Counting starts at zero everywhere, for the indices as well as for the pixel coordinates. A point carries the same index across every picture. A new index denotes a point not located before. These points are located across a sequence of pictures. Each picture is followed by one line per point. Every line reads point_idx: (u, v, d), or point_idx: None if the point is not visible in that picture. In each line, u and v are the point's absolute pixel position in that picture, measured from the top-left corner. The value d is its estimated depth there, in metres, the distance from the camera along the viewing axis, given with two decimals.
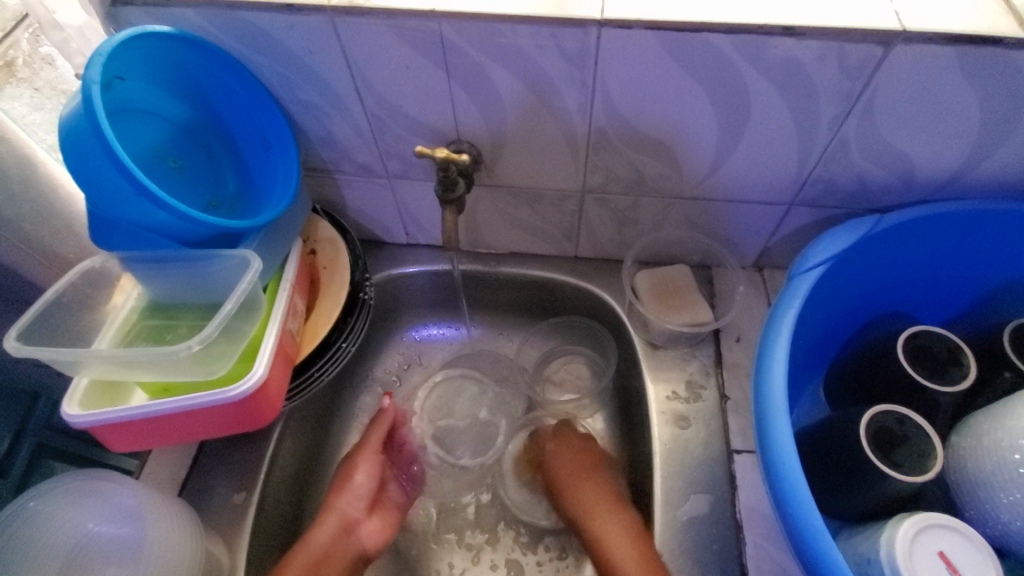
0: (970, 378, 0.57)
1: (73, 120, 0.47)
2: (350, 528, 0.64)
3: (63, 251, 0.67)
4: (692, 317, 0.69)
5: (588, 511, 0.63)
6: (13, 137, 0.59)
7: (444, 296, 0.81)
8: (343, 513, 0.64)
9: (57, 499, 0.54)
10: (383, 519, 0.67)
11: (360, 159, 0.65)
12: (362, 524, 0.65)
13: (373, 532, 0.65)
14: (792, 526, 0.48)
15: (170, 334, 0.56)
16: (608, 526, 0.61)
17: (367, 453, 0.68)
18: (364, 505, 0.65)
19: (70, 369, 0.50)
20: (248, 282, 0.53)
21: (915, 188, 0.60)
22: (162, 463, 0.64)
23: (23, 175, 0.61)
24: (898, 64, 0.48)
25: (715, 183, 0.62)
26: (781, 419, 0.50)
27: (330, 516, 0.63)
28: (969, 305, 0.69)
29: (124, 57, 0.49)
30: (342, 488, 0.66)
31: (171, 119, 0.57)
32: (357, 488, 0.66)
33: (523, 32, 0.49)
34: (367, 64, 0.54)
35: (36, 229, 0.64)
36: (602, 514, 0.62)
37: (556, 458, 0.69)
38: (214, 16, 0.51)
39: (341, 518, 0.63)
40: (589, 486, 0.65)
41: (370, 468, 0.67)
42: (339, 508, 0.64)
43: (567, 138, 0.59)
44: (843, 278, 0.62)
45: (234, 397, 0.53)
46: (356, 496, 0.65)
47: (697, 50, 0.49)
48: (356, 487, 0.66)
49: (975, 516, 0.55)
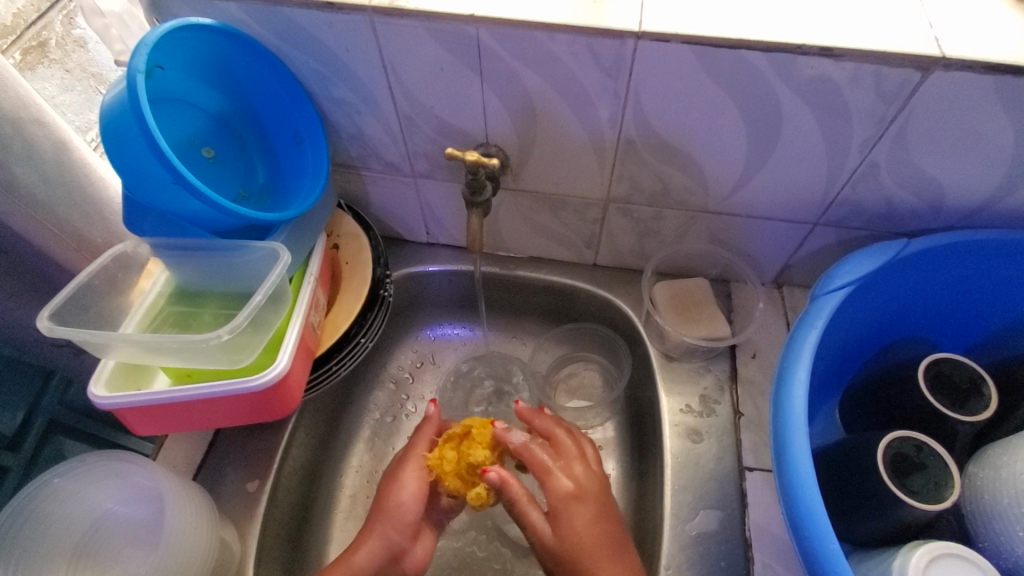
0: (991, 409, 0.57)
1: (117, 106, 0.48)
2: (395, 557, 0.62)
3: (91, 235, 0.68)
4: (709, 331, 0.69)
5: (585, 529, 0.59)
6: (49, 120, 0.59)
7: (461, 296, 0.81)
8: (389, 541, 0.61)
9: (31, 520, 0.53)
10: (426, 543, 0.64)
11: (388, 157, 0.66)
12: (412, 545, 0.63)
13: (418, 558, 0.63)
14: (807, 547, 0.47)
15: (196, 321, 0.57)
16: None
17: (413, 469, 0.64)
18: (409, 533, 0.62)
19: (99, 351, 0.51)
20: (277, 274, 0.54)
21: (943, 214, 0.60)
22: (179, 447, 0.65)
23: (58, 159, 0.61)
24: (933, 90, 0.48)
25: (739, 199, 0.62)
26: (800, 439, 0.50)
27: (374, 541, 0.61)
28: (989, 335, 0.68)
29: (166, 47, 0.50)
30: (388, 510, 0.62)
31: (206, 109, 0.57)
32: (403, 515, 0.62)
33: (560, 40, 0.50)
34: (403, 65, 0.55)
35: (67, 212, 0.64)
36: (610, 547, 0.58)
37: (547, 475, 0.62)
38: (257, 11, 0.52)
39: (385, 544, 0.61)
40: (586, 510, 0.60)
41: (417, 488, 0.63)
42: (383, 535, 0.61)
43: (595, 147, 0.59)
44: (865, 301, 0.61)
45: (256, 387, 0.53)
46: (401, 523, 0.62)
47: (734, 67, 0.49)
48: (398, 515, 0.62)
49: (989, 547, 0.55)
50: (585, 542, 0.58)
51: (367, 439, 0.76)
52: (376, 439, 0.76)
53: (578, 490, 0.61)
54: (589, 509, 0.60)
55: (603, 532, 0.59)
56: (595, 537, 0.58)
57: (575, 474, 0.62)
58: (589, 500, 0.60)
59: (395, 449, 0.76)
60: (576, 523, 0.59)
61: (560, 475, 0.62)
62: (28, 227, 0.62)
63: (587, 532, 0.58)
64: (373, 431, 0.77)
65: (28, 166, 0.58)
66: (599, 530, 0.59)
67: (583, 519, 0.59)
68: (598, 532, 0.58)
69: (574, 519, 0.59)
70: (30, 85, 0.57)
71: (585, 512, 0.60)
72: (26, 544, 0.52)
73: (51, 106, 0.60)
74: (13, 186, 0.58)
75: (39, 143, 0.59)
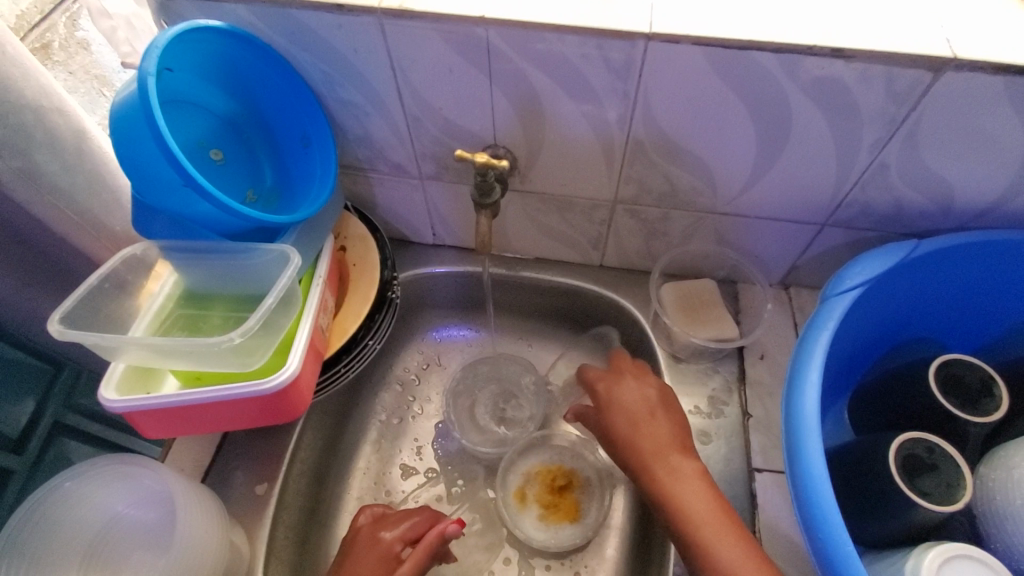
0: (1002, 409, 0.57)
1: (128, 108, 0.48)
2: None
3: (110, 224, 0.68)
4: (718, 333, 0.69)
5: (643, 430, 0.58)
6: (69, 110, 0.59)
7: (467, 297, 0.82)
8: None
9: (42, 523, 0.53)
10: None
11: (395, 159, 0.66)
12: None
13: None
14: (820, 549, 0.47)
15: (205, 324, 0.57)
16: (652, 438, 0.57)
17: None
18: None
19: (109, 355, 0.51)
20: (288, 276, 0.53)
21: (952, 216, 0.60)
22: (186, 450, 0.65)
23: (77, 147, 0.61)
24: (945, 91, 0.48)
25: (747, 200, 0.62)
26: (812, 439, 0.50)
27: None
28: (1000, 334, 0.68)
29: (175, 50, 0.50)
30: None
31: (214, 111, 0.57)
32: None
33: (569, 41, 0.50)
34: (411, 66, 0.55)
35: (87, 201, 0.64)
36: (653, 445, 0.56)
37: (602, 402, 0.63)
38: (266, 13, 0.52)
39: None
40: (645, 414, 0.59)
41: None
42: None
43: (604, 149, 0.59)
44: (874, 302, 0.61)
45: (266, 390, 0.53)
46: None
47: (744, 68, 0.49)
48: None
49: (1000, 548, 0.55)
50: (637, 441, 0.57)
51: (374, 441, 0.76)
52: (383, 441, 0.76)
53: (633, 408, 0.60)
54: (665, 420, 0.58)
55: (653, 430, 0.58)
56: (645, 436, 0.57)
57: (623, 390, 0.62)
58: (653, 412, 0.59)
59: (402, 450, 0.76)
60: (625, 406, 0.61)
61: (626, 397, 0.61)
62: (50, 217, 0.63)
63: (642, 431, 0.58)
64: (380, 433, 0.77)
65: (50, 154, 0.59)
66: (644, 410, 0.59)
67: (644, 425, 0.58)
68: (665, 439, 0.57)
69: (623, 406, 0.61)
70: (48, 75, 0.57)
71: (631, 416, 0.59)
72: (37, 548, 0.52)
73: (70, 96, 0.60)
74: (35, 174, 0.58)
75: (59, 134, 0.59)
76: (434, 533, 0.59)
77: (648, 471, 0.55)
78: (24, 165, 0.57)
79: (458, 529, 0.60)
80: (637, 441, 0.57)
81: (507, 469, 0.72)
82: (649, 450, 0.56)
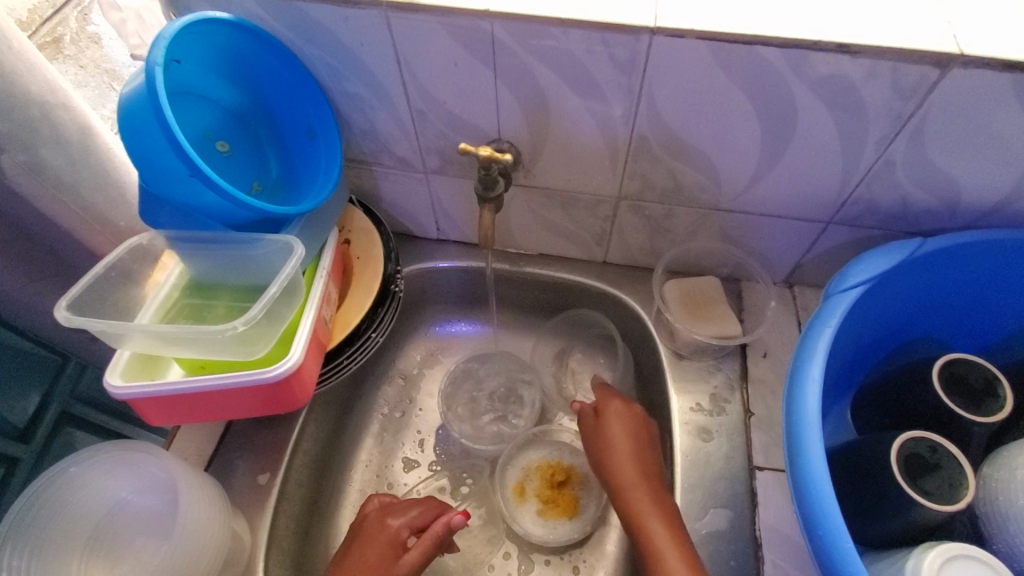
0: (1006, 409, 0.57)
1: (136, 99, 0.48)
2: None
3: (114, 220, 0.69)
4: (721, 330, 0.69)
5: (625, 462, 0.61)
6: (75, 106, 0.60)
7: (470, 292, 0.82)
8: None
9: (47, 507, 0.53)
10: None
11: (400, 152, 0.66)
12: None
13: None
14: (820, 546, 0.47)
15: (209, 314, 0.57)
16: (633, 473, 0.60)
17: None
18: None
19: (115, 342, 0.52)
20: (291, 267, 0.54)
21: (959, 214, 0.59)
22: (190, 439, 0.66)
23: (83, 144, 0.62)
24: (953, 87, 0.48)
25: (752, 196, 0.62)
26: (813, 436, 0.50)
27: None
28: (1007, 336, 0.67)
29: (183, 42, 0.51)
30: None
31: (222, 103, 0.58)
32: None
33: (574, 35, 0.50)
34: (416, 60, 0.55)
35: (97, 188, 0.65)
36: (631, 478, 0.60)
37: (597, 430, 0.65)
38: (273, 6, 0.52)
39: None
40: (630, 445, 0.62)
41: None
42: None
43: (608, 144, 0.59)
44: (877, 301, 0.61)
45: (269, 379, 0.54)
46: None
47: (749, 63, 0.49)
48: None
49: (1003, 549, 0.54)
50: (621, 475, 0.60)
51: (376, 434, 0.77)
52: (385, 434, 0.77)
53: (618, 443, 0.63)
54: (647, 461, 0.62)
55: (632, 463, 0.61)
56: (625, 469, 0.61)
57: (617, 423, 0.64)
58: (636, 447, 0.62)
59: (404, 443, 0.76)
60: (613, 438, 0.63)
61: (615, 428, 0.64)
62: (54, 210, 0.64)
63: (624, 463, 0.61)
64: (382, 426, 0.77)
65: (57, 147, 0.59)
66: (631, 446, 0.62)
67: (628, 457, 0.61)
68: (641, 475, 0.60)
69: (612, 437, 0.63)
70: (55, 72, 0.58)
71: (617, 449, 0.62)
72: (39, 531, 0.52)
73: (75, 92, 0.61)
74: (40, 168, 0.59)
75: (65, 129, 0.59)
76: (441, 522, 0.59)
77: (625, 497, 0.59)
78: (33, 156, 0.58)
79: (464, 517, 0.60)
80: (617, 472, 0.61)
81: (507, 463, 0.72)
82: (629, 483, 0.60)
